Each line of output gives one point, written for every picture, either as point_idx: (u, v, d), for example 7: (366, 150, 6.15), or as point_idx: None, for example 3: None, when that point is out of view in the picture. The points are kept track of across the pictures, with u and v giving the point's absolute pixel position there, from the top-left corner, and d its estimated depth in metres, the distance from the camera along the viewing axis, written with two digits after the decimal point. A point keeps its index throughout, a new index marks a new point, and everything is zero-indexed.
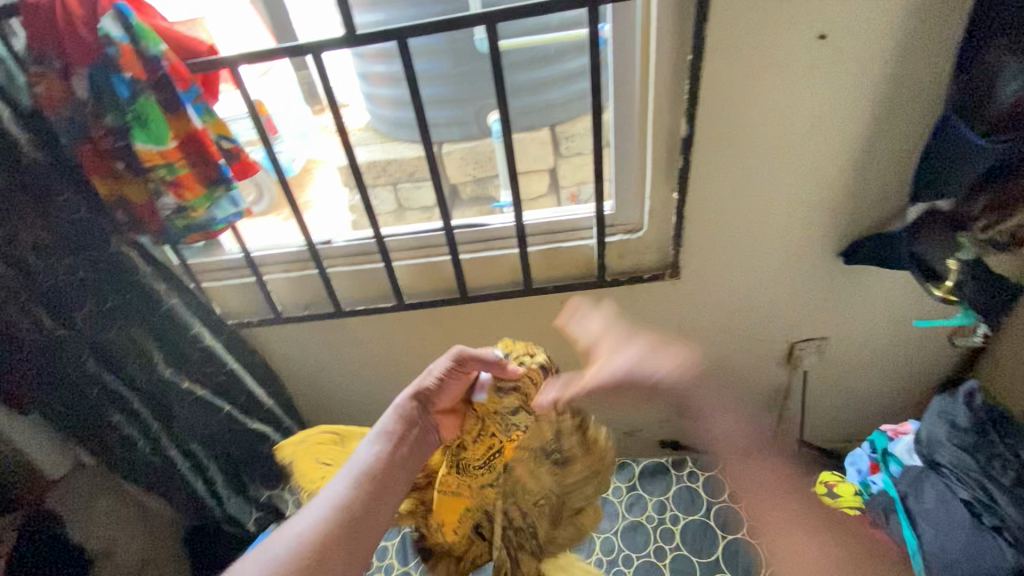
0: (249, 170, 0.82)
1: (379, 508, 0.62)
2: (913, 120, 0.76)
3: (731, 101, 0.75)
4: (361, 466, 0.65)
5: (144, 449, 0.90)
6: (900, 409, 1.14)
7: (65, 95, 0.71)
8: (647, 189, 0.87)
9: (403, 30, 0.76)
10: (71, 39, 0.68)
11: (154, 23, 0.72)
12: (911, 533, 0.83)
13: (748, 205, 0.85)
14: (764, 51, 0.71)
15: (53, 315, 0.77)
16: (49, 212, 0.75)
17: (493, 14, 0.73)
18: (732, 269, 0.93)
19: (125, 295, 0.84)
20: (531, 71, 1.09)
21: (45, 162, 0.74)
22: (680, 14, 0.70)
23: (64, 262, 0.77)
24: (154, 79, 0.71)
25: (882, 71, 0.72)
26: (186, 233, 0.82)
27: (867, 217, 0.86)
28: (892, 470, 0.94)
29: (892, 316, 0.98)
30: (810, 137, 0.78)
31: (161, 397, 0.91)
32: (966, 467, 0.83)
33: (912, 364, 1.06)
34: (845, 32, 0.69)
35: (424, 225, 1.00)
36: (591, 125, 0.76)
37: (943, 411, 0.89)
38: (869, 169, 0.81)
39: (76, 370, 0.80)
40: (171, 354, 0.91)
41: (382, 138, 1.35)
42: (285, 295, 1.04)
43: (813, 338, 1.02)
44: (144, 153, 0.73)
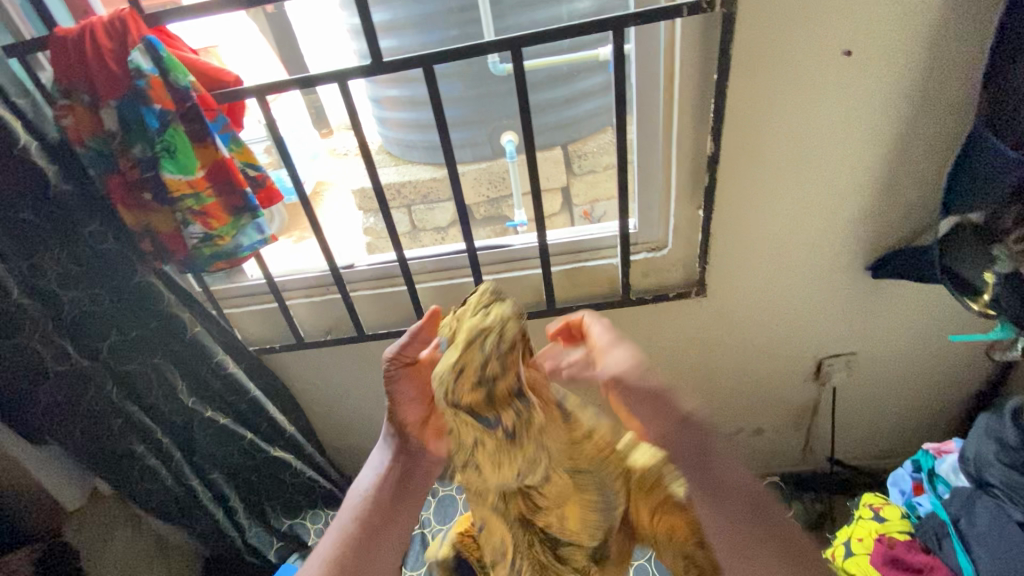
0: (274, 199, 0.82)
1: (391, 540, 0.57)
2: (942, 132, 0.75)
3: (756, 117, 0.75)
4: (354, 508, 0.58)
5: (166, 479, 0.89)
6: (932, 424, 1.11)
7: (93, 127, 0.72)
8: (671, 206, 0.86)
9: (427, 55, 0.76)
10: (100, 71, 0.68)
11: (182, 56, 0.72)
12: (964, 556, 0.82)
13: (777, 220, 0.84)
14: (791, 67, 0.71)
15: (77, 344, 0.78)
16: (74, 243, 0.75)
17: (516, 38, 0.73)
18: (761, 284, 0.91)
19: (147, 326, 0.83)
20: (549, 90, 1.08)
21: (73, 194, 0.74)
22: (705, 33, 0.70)
23: (89, 293, 0.77)
24: (182, 110, 0.71)
25: (910, 84, 0.72)
26: (211, 261, 0.81)
27: (895, 231, 0.85)
28: (940, 491, 0.92)
29: (922, 330, 0.97)
30: (837, 152, 0.77)
31: (184, 425, 0.91)
32: (1016, 487, 0.81)
33: (943, 377, 1.04)
34: (870, 47, 0.69)
35: (446, 248, 1.00)
36: (616, 144, 0.76)
37: (990, 429, 0.86)
38: (897, 181, 0.80)
39: (97, 400, 0.80)
40: (194, 382, 0.91)
41: (397, 161, 1.35)
42: (307, 320, 1.04)
43: (841, 354, 1.01)
44: (172, 182, 0.73)
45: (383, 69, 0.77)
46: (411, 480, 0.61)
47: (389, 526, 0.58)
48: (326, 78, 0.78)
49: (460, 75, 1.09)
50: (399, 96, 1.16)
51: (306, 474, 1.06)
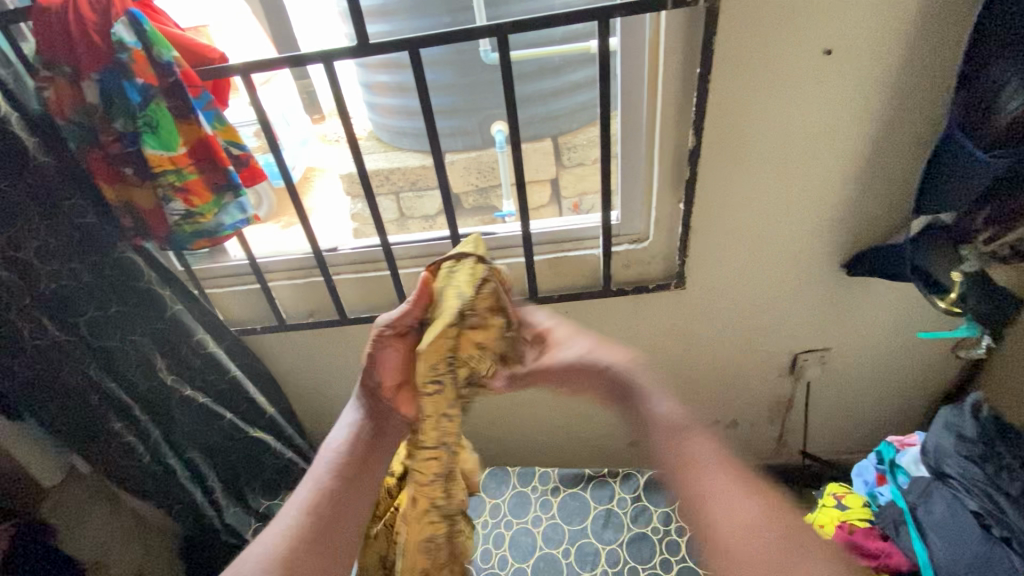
0: (257, 177, 0.82)
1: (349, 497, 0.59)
2: (918, 133, 0.77)
3: (738, 114, 0.76)
4: (327, 462, 0.60)
5: (144, 458, 0.89)
6: (901, 420, 1.14)
7: (74, 99, 0.71)
8: (653, 199, 0.88)
9: (415, 39, 0.77)
10: (82, 44, 0.67)
11: (166, 30, 0.72)
12: (920, 543, 0.85)
13: (756, 216, 0.85)
14: (772, 64, 0.72)
15: (54, 319, 0.77)
16: (55, 218, 0.74)
17: (504, 26, 0.74)
18: (738, 278, 0.93)
19: (128, 302, 0.83)
20: (538, 81, 1.08)
21: (53, 166, 0.73)
22: (689, 26, 0.71)
23: (69, 267, 0.76)
24: (165, 85, 0.71)
25: (887, 85, 0.73)
26: (191, 239, 0.81)
27: (870, 229, 0.87)
28: (900, 481, 0.94)
29: (894, 328, 0.99)
30: (815, 150, 0.79)
31: (163, 404, 0.90)
32: (971, 479, 0.84)
33: (913, 375, 1.07)
34: (851, 47, 0.70)
35: (430, 234, 1.00)
36: (600, 135, 0.77)
37: (951, 423, 0.89)
38: (873, 182, 0.82)
39: (74, 376, 0.79)
40: (173, 359, 0.90)
41: (385, 148, 1.35)
42: (289, 302, 1.04)
43: (816, 349, 1.03)
44: (153, 158, 0.73)
45: (370, 50, 0.77)
46: (376, 448, 0.63)
47: (356, 484, 0.59)
48: (311, 59, 0.78)
49: (450, 63, 1.10)
50: (387, 81, 1.16)
51: (285, 455, 1.07)
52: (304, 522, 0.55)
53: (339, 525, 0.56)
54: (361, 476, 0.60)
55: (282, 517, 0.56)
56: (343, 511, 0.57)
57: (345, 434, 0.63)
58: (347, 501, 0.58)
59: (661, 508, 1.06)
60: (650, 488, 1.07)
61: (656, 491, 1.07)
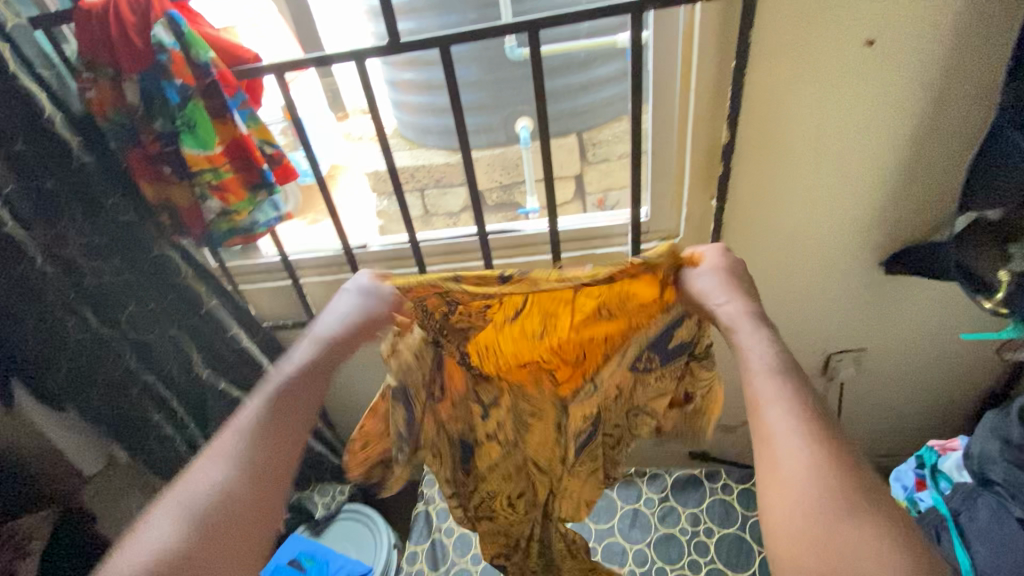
0: (290, 175, 0.84)
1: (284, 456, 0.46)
2: (964, 127, 0.74)
3: (776, 107, 0.74)
4: (268, 393, 0.49)
5: (180, 447, 0.94)
6: (939, 422, 1.11)
7: (115, 100, 0.73)
8: (684, 195, 0.86)
9: (445, 37, 0.77)
10: (123, 44, 0.69)
11: (203, 31, 0.73)
12: (961, 551, 0.82)
13: (790, 212, 0.84)
14: (810, 56, 0.70)
15: (98, 314, 0.80)
16: (96, 216, 0.77)
17: (535, 21, 0.73)
18: (772, 276, 0.92)
19: (167, 297, 0.85)
20: (565, 76, 1.07)
21: (95, 165, 0.76)
22: (725, 18, 0.70)
23: (110, 265, 0.79)
24: (202, 85, 0.72)
25: (932, 76, 0.71)
26: (227, 237, 0.83)
27: (913, 227, 0.84)
28: (941, 487, 0.92)
29: (934, 327, 0.96)
30: (853, 144, 0.77)
31: (198, 395, 0.94)
32: (1019, 485, 0.80)
33: (952, 378, 1.03)
34: (894, 36, 0.68)
35: (458, 231, 1.01)
36: (631, 131, 0.76)
37: (996, 427, 0.85)
38: (917, 177, 0.79)
39: (116, 368, 0.83)
40: (209, 355, 0.92)
41: (411, 145, 1.35)
42: (319, 299, 1.06)
43: (850, 349, 1.00)
44: (191, 158, 0.74)
45: (401, 48, 0.77)
46: (323, 377, 0.53)
47: (284, 445, 0.47)
48: (343, 57, 0.79)
49: (477, 60, 1.09)
50: (413, 80, 1.16)
51: None
52: (239, 471, 0.43)
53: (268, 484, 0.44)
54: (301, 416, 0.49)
55: (214, 463, 0.43)
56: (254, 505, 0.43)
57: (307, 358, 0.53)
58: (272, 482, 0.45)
59: (689, 508, 1.04)
60: (678, 487, 1.07)
61: (683, 491, 1.06)
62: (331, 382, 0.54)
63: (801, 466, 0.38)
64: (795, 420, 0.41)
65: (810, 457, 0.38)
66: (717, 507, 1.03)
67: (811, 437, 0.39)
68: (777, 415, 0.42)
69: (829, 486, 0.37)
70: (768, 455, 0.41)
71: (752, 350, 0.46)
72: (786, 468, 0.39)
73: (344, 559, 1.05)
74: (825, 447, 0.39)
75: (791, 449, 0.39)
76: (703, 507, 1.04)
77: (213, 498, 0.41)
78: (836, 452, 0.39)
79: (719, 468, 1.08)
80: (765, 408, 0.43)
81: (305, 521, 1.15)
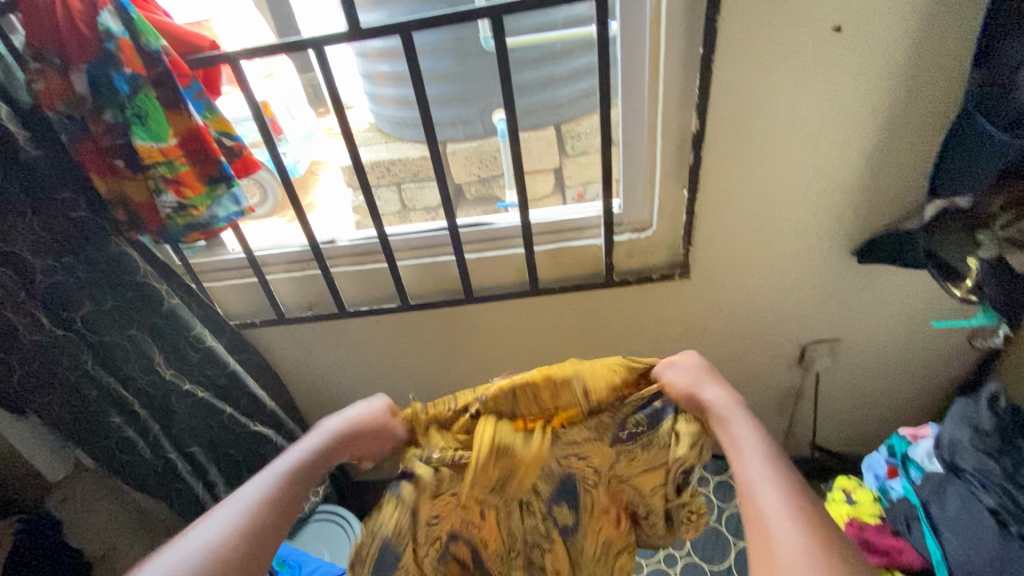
0: (251, 168, 0.81)
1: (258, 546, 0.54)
2: (931, 115, 0.74)
3: (744, 97, 0.73)
4: (303, 449, 0.63)
5: (143, 452, 0.90)
6: (915, 411, 1.11)
7: (65, 92, 0.70)
8: (656, 187, 0.86)
9: (409, 22, 0.74)
10: (69, 32, 0.66)
11: (154, 19, 0.71)
12: (932, 540, 0.82)
13: (763, 202, 0.83)
14: (776, 44, 0.69)
15: (52, 314, 0.77)
16: (47, 212, 0.73)
17: (500, 10, 0.72)
18: (746, 268, 0.91)
19: (124, 297, 0.82)
20: (538, 68, 1.05)
21: (44, 159, 0.72)
22: (691, 6, 0.69)
23: (62, 262, 0.75)
24: (154, 75, 0.70)
25: (900, 64, 0.70)
26: (185, 233, 0.80)
27: (883, 216, 0.84)
28: (912, 475, 0.92)
29: (908, 317, 0.96)
30: (823, 134, 0.76)
31: (161, 397, 0.90)
32: (987, 474, 0.81)
33: (927, 366, 1.04)
34: (863, 21, 0.67)
35: (429, 225, 0.99)
36: (600, 122, 0.75)
37: (966, 415, 0.87)
38: (887, 166, 0.79)
39: (73, 371, 0.80)
40: (172, 354, 0.90)
41: (386, 139, 1.32)
42: (287, 296, 1.04)
43: (825, 340, 1.01)
44: (143, 149, 0.72)
45: (363, 36, 0.75)
46: (285, 507, 0.58)
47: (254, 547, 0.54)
48: (303, 45, 0.76)
49: (450, 51, 1.07)
50: (387, 71, 1.13)
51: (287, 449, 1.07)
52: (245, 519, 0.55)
53: (257, 553, 0.54)
54: (274, 524, 0.56)
55: (237, 499, 0.57)
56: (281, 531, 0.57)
57: (335, 447, 0.64)
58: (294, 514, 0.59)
59: None
60: None
61: None
62: (293, 499, 0.59)
63: (792, 539, 0.48)
64: (782, 505, 0.51)
65: (790, 527, 0.49)
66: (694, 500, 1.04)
67: (803, 518, 0.50)
68: (766, 495, 0.52)
69: (812, 554, 0.46)
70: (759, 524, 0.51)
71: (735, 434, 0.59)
72: (784, 545, 0.48)
73: (318, 561, 1.03)
74: (803, 524, 0.49)
75: (779, 532, 0.49)
76: None
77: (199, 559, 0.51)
78: (817, 526, 0.49)
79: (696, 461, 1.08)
80: (756, 493, 0.53)
81: None
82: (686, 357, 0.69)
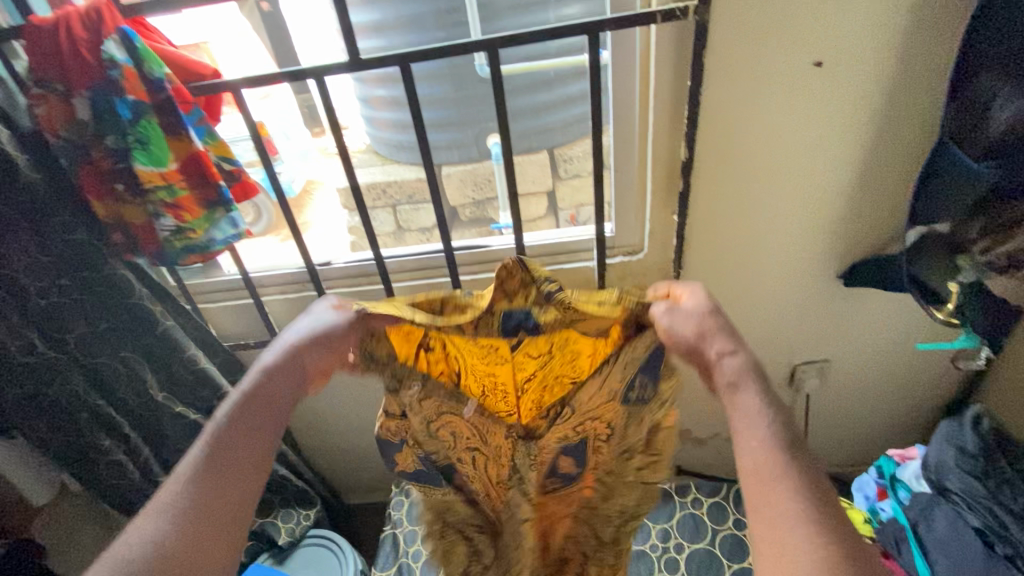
0: (249, 192, 0.82)
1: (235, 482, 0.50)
2: (910, 144, 0.77)
3: (731, 126, 0.76)
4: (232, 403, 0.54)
5: (133, 475, 0.90)
6: (904, 431, 1.13)
7: (65, 116, 0.71)
8: (647, 211, 0.88)
9: (408, 53, 0.77)
10: (73, 60, 0.68)
11: (157, 47, 0.72)
12: (922, 560, 0.84)
13: (751, 227, 0.85)
14: (760, 77, 0.72)
15: (45, 336, 0.77)
16: (45, 235, 0.74)
17: (496, 42, 0.74)
18: (735, 290, 0.93)
19: (118, 318, 0.82)
20: (532, 95, 1.08)
21: (43, 182, 0.73)
22: (679, 40, 0.71)
23: (58, 284, 0.76)
24: (156, 101, 0.71)
25: (879, 96, 0.73)
26: (182, 255, 0.80)
27: (867, 240, 0.86)
28: (900, 496, 0.93)
29: (894, 338, 0.98)
30: (807, 161, 0.79)
31: (151, 418, 0.90)
32: (973, 494, 0.82)
33: (914, 386, 1.05)
34: (842, 56, 0.70)
35: (424, 247, 1.01)
36: (592, 148, 0.77)
37: (951, 435, 0.87)
38: (869, 193, 0.81)
39: (64, 393, 0.80)
40: (164, 376, 0.89)
41: (383, 160, 1.33)
42: (282, 317, 1.04)
43: (814, 361, 1.02)
44: (143, 174, 0.73)
45: (362, 65, 0.77)
46: (242, 442, 0.52)
47: (226, 486, 0.50)
48: (303, 74, 0.78)
49: (446, 78, 1.10)
50: (383, 96, 1.16)
51: (279, 472, 1.06)
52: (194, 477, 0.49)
53: (223, 492, 0.49)
54: (236, 461, 0.51)
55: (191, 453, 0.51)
56: (231, 483, 0.50)
57: (282, 371, 0.58)
58: (236, 465, 0.51)
59: (661, 523, 1.05)
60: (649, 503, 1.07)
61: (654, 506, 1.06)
62: (268, 420, 0.55)
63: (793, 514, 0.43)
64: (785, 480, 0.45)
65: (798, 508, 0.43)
66: (688, 522, 1.04)
67: (814, 491, 0.44)
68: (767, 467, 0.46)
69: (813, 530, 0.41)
70: (758, 483, 0.46)
71: (763, 442, 0.47)
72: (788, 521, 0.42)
73: None
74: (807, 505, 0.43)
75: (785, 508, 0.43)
76: (674, 523, 1.04)
77: (145, 541, 0.45)
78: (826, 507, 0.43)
79: (690, 482, 1.08)
80: (761, 470, 0.46)
81: (269, 548, 1.11)
82: (690, 292, 0.60)
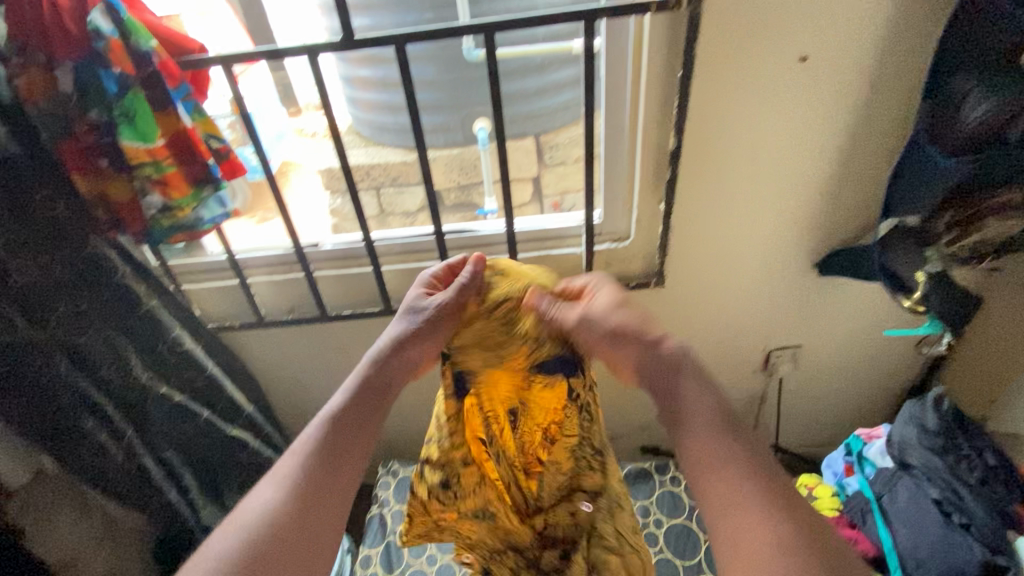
0: (236, 170, 0.82)
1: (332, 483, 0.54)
2: (883, 141, 0.81)
3: (717, 117, 0.78)
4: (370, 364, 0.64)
5: (116, 456, 0.85)
6: (867, 414, 1.19)
7: (46, 87, 0.68)
8: (634, 199, 0.90)
9: (401, 34, 0.76)
10: (57, 27, 0.65)
11: (143, 18, 0.71)
12: (885, 531, 0.89)
13: (733, 217, 0.88)
14: (746, 70, 0.74)
15: (25, 313, 0.73)
16: (23, 210, 0.71)
17: (491, 25, 0.74)
18: (716, 278, 0.96)
19: (101, 296, 0.80)
20: (521, 79, 1.08)
21: (22, 155, 0.70)
22: (672, 30, 0.73)
23: (36, 260, 0.72)
24: (143, 74, 0.70)
25: (858, 92, 0.76)
26: (170, 233, 0.81)
27: (840, 232, 0.90)
28: (867, 472, 0.99)
29: (862, 325, 1.03)
30: (788, 152, 0.82)
31: (137, 402, 0.87)
32: (934, 468, 0.89)
33: (878, 371, 1.11)
34: (825, 52, 0.73)
35: (413, 230, 1.01)
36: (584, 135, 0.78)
37: (912, 415, 0.93)
38: (845, 186, 0.85)
39: (45, 372, 0.75)
40: (148, 356, 0.89)
41: (365, 142, 1.31)
42: (267, 298, 1.03)
43: (787, 346, 1.07)
44: (130, 150, 0.72)
45: (355, 45, 0.77)
46: (364, 419, 0.59)
47: (347, 463, 0.56)
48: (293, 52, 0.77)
49: (433, 59, 1.09)
50: (367, 76, 1.14)
51: (264, 453, 1.06)
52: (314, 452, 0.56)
53: (340, 468, 0.55)
54: (356, 439, 0.58)
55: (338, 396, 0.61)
56: (343, 467, 0.56)
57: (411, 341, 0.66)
58: (351, 449, 0.57)
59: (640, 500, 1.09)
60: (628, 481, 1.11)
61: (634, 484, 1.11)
62: (382, 402, 0.62)
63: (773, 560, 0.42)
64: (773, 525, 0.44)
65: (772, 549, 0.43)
66: (666, 498, 1.09)
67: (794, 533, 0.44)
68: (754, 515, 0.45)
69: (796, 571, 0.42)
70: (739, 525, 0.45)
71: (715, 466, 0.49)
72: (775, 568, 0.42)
73: None
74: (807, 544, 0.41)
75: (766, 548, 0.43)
76: (653, 500, 1.09)
77: (275, 510, 0.51)
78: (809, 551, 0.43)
79: (668, 462, 1.13)
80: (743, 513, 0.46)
81: None
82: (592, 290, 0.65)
